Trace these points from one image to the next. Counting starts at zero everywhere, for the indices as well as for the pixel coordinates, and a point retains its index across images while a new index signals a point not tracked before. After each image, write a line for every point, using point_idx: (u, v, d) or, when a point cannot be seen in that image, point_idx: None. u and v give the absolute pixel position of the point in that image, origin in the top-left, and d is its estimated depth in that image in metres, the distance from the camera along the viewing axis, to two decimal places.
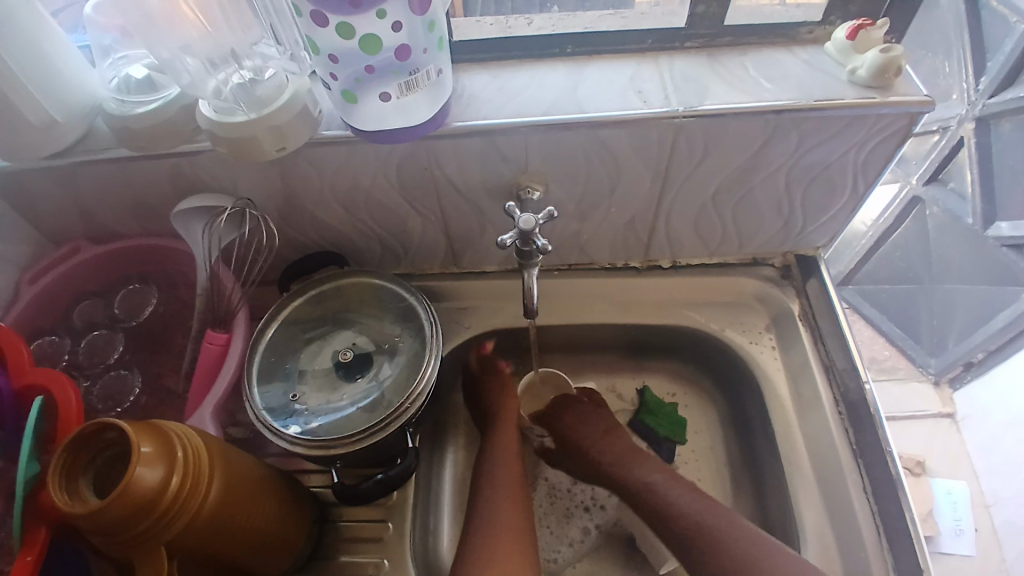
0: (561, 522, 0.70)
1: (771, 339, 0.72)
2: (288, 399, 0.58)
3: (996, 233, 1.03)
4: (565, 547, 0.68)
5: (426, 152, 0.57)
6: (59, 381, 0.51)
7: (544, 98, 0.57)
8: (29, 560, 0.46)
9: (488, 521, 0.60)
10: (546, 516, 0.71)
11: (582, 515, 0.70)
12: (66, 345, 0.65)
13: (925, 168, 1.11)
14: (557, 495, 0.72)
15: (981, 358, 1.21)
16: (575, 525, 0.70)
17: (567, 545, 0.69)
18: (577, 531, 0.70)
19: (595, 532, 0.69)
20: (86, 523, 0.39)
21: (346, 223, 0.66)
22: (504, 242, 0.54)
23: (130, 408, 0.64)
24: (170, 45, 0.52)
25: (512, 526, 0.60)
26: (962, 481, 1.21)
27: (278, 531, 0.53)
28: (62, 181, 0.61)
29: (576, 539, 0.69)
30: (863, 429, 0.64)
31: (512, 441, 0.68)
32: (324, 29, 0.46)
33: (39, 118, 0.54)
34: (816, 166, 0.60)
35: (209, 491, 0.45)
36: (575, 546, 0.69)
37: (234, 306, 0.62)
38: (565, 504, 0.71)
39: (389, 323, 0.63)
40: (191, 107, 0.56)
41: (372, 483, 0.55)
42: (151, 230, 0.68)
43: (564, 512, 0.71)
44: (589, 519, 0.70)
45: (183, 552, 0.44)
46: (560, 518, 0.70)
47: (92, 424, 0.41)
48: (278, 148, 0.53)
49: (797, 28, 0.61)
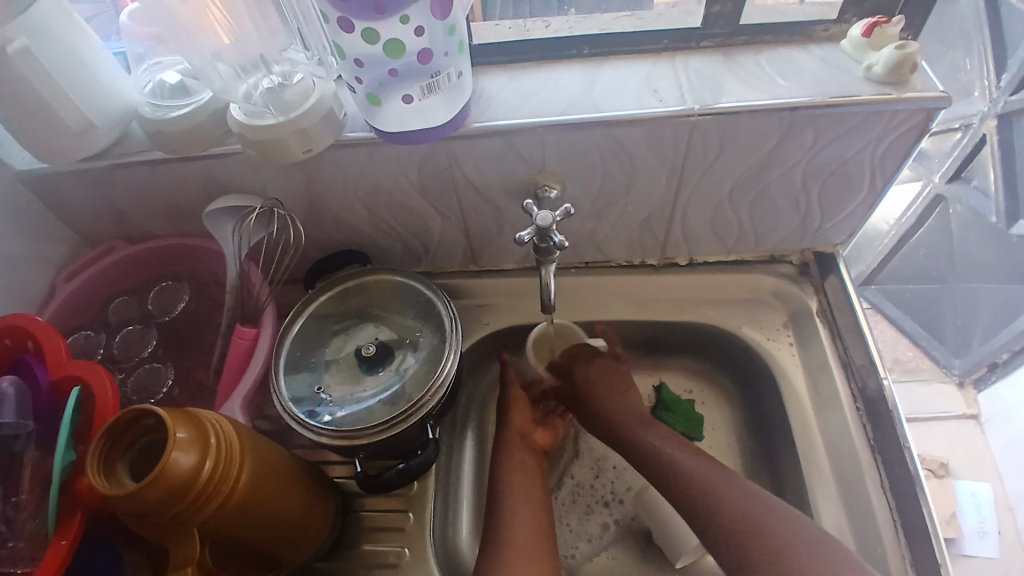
0: (580, 518, 0.71)
1: (788, 335, 0.72)
2: (314, 390, 0.60)
3: (1020, 230, 1.02)
4: (584, 542, 0.69)
5: (446, 152, 0.58)
6: (95, 373, 0.53)
7: (561, 99, 0.58)
8: (63, 544, 0.48)
9: (505, 498, 0.61)
10: (566, 514, 0.71)
11: (602, 511, 0.71)
12: (101, 340, 0.68)
13: (947, 165, 1.09)
14: (577, 491, 0.72)
15: (1006, 358, 1.20)
16: (594, 521, 0.71)
17: (586, 541, 0.70)
18: (596, 526, 0.70)
19: (614, 527, 0.70)
20: (125, 506, 0.41)
21: (368, 223, 0.68)
22: (522, 238, 0.55)
23: (162, 400, 0.67)
24: (202, 52, 0.54)
25: (530, 504, 0.61)
26: (986, 483, 1.20)
27: (303, 521, 0.55)
28: (98, 184, 0.63)
29: (595, 535, 0.70)
30: (881, 424, 0.64)
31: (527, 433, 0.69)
32: (349, 35, 0.48)
33: (78, 122, 0.56)
34: (831, 164, 0.61)
35: (239, 477, 0.47)
36: (594, 541, 0.70)
37: (262, 303, 0.65)
38: (586, 500, 0.72)
39: (410, 318, 0.65)
40: (220, 112, 0.58)
41: (394, 474, 0.57)
42: (181, 230, 0.71)
43: (585, 509, 0.71)
44: (608, 515, 0.71)
45: (213, 536, 0.46)
46: (580, 514, 0.71)
47: (130, 411, 0.43)
48: (306, 150, 0.56)
49: (812, 26, 0.62)
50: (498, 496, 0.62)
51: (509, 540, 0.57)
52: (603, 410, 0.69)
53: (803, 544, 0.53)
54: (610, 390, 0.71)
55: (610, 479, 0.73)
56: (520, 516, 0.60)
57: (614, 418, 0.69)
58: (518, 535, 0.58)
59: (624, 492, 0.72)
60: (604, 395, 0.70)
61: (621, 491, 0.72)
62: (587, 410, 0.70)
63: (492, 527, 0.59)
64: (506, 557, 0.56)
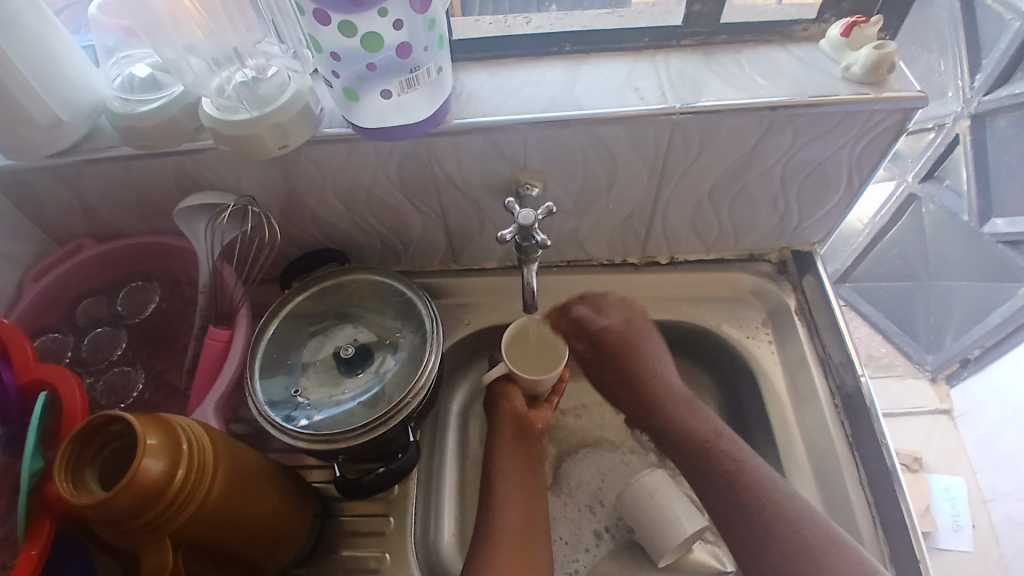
0: (573, 531, 0.68)
1: (768, 334, 0.72)
2: (290, 393, 0.58)
3: (992, 229, 1.04)
4: (583, 554, 0.67)
5: (426, 149, 0.57)
6: (65, 377, 0.51)
7: (543, 96, 0.58)
8: (34, 553, 0.46)
9: (493, 486, 0.61)
10: (558, 526, 0.69)
11: (590, 517, 0.69)
12: (69, 342, 0.66)
13: (920, 165, 1.11)
14: (573, 492, 0.70)
15: (978, 355, 1.22)
16: (587, 531, 0.68)
17: (584, 551, 0.67)
18: (590, 536, 0.68)
19: (608, 538, 0.68)
20: (92, 514, 0.40)
21: (347, 222, 0.67)
22: (504, 238, 0.54)
23: (134, 404, 0.65)
24: (175, 46, 0.53)
25: (518, 483, 0.62)
26: (959, 477, 1.23)
27: (279, 528, 0.54)
28: (66, 180, 0.61)
29: (592, 544, 0.68)
30: (858, 420, 0.65)
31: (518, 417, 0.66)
32: (326, 28, 0.47)
33: (46, 117, 0.54)
34: (810, 163, 0.61)
35: (213, 484, 0.45)
36: (592, 551, 0.67)
37: (236, 305, 0.63)
38: (576, 504, 0.70)
39: (389, 318, 0.64)
40: (193, 106, 0.57)
41: (375, 477, 0.56)
42: (153, 227, 0.69)
43: (574, 521, 0.69)
44: (597, 522, 0.69)
45: (187, 542, 0.45)
46: (571, 522, 0.69)
47: (99, 416, 0.42)
48: (281, 146, 0.54)
49: (791, 26, 0.62)
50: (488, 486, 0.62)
51: (493, 543, 0.57)
52: (638, 377, 0.72)
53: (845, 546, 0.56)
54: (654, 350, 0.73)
55: (597, 480, 0.71)
56: (506, 503, 0.60)
57: (707, 451, 0.65)
58: (506, 509, 0.59)
59: (608, 496, 0.70)
60: (632, 363, 0.73)
61: (603, 493, 0.70)
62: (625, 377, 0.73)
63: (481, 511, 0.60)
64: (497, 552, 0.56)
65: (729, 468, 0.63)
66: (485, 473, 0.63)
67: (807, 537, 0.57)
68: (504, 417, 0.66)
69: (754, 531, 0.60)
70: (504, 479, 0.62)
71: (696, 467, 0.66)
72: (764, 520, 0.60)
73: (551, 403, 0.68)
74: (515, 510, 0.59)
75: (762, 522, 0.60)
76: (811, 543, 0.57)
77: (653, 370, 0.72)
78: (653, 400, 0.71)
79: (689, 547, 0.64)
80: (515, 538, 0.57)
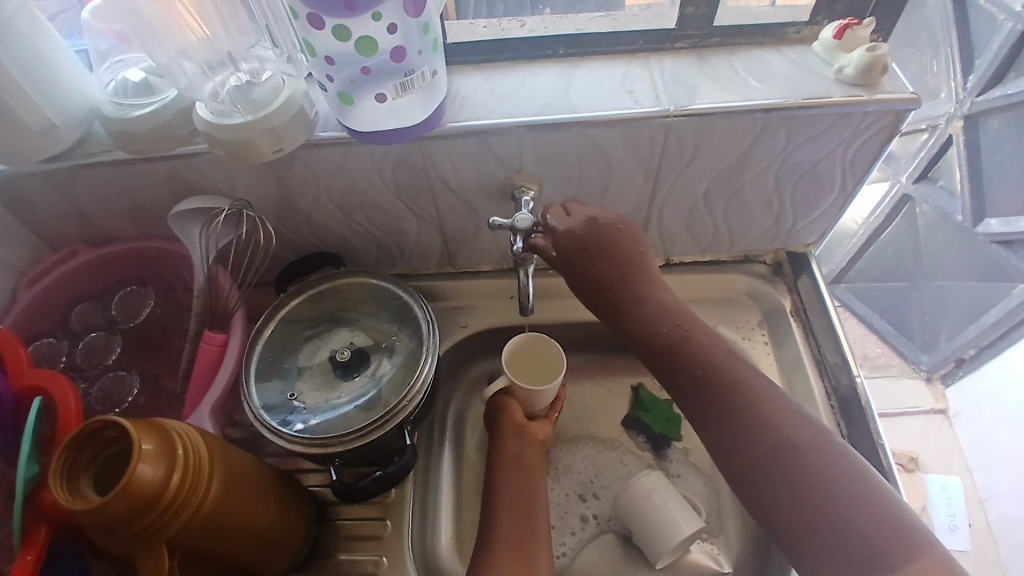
0: (560, 515, 0.68)
1: (763, 334, 0.74)
2: (286, 397, 0.58)
3: (986, 229, 1.04)
4: (569, 538, 0.67)
5: (421, 152, 0.57)
6: (58, 382, 0.51)
7: (537, 99, 0.58)
8: (28, 559, 0.46)
9: (494, 493, 0.60)
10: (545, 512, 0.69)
11: (578, 504, 0.69)
12: (63, 347, 0.66)
13: (914, 167, 1.13)
14: (562, 478, 0.71)
15: (972, 354, 1.23)
16: (572, 514, 0.69)
17: (570, 535, 0.67)
18: (576, 519, 0.68)
19: (592, 522, 0.68)
20: (87, 520, 0.39)
21: (343, 225, 0.67)
22: (497, 223, 0.57)
23: (129, 409, 0.64)
24: (168, 50, 0.52)
25: (519, 490, 0.60)
26: (955, 476, 1.23)
27: (274, 534, 0.54)
28: (60, 186, 0.61)
29: (577, 528, 0.68)
30: (855, 421, 0.65)
31: (523, 429, 0.65)
32: (320, 32, 0.47)
33: (39, 122, 0.54)
34: (803, 165, 0.61)
35: (208, 490, 0.45)
36: (578, 534, 0.68)
37: (232, 308, 0.63)
38: (564, 490, 0.70)
39: (385, 321, 0.63)
40: (187, 110, 0.56)
41: (371, 480, 0.55)
42: (146, 231, 0.68)
43: (560, 505, 0.69)
44: (586, 509, 0.69)
45: (182, 549, 0.44)
46: (557, 507, 0.69)
47: (93, 422, 0.42)
48: (275, 149, 0.54)
49: (784, 29, 0.63)
50: (490, 490, 0.61)
51: (493, 554, 0.55)
52: (607, 284, 0.60)
53: (910, 535, 0.47)
54: (634, 264, 0.61)
55: (590, 471, 0.71)
56: (508, 509, 0.59)
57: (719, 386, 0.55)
58: (504, 518, 0.58)
59: (599, 486, 0.70)
60: (603, 258, 0.60)
61: (596, 485, 0.70)
62: (606, 295, 0.61)
63: (483, 519, 0.59)
64: (494, 560, 0.55)
65: (738, 400, 0.54)
66: (488, 479, 0.62)
67: (845, 524, 0.48)
68: (506, 425, 0.65)
69: (766, 472, 0.52)
70: (506, 490, 0.60)
71: (691, 388, 0.56)
72: (789, 505, 0.51)
73: (551, 417, 0.68)
74: (516, 520, 0.58)
75: (788, 507, 0.51)
76: (834, 483, 0.50)
77: (627, 260, 0.61)
78: (623, 291, 0.60)
79: (686, 549, 0.64)
80: (513, 548, 0.56)
